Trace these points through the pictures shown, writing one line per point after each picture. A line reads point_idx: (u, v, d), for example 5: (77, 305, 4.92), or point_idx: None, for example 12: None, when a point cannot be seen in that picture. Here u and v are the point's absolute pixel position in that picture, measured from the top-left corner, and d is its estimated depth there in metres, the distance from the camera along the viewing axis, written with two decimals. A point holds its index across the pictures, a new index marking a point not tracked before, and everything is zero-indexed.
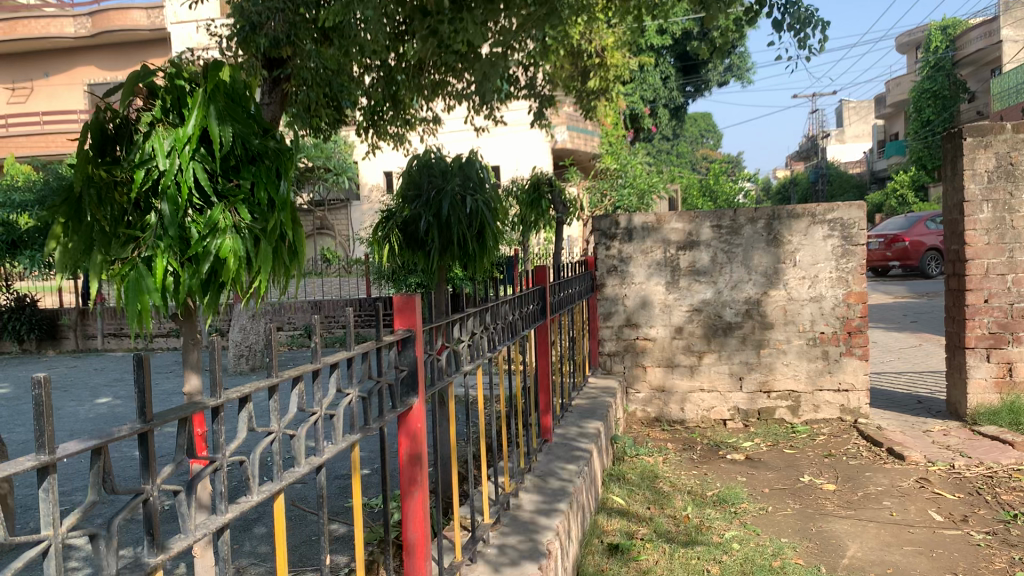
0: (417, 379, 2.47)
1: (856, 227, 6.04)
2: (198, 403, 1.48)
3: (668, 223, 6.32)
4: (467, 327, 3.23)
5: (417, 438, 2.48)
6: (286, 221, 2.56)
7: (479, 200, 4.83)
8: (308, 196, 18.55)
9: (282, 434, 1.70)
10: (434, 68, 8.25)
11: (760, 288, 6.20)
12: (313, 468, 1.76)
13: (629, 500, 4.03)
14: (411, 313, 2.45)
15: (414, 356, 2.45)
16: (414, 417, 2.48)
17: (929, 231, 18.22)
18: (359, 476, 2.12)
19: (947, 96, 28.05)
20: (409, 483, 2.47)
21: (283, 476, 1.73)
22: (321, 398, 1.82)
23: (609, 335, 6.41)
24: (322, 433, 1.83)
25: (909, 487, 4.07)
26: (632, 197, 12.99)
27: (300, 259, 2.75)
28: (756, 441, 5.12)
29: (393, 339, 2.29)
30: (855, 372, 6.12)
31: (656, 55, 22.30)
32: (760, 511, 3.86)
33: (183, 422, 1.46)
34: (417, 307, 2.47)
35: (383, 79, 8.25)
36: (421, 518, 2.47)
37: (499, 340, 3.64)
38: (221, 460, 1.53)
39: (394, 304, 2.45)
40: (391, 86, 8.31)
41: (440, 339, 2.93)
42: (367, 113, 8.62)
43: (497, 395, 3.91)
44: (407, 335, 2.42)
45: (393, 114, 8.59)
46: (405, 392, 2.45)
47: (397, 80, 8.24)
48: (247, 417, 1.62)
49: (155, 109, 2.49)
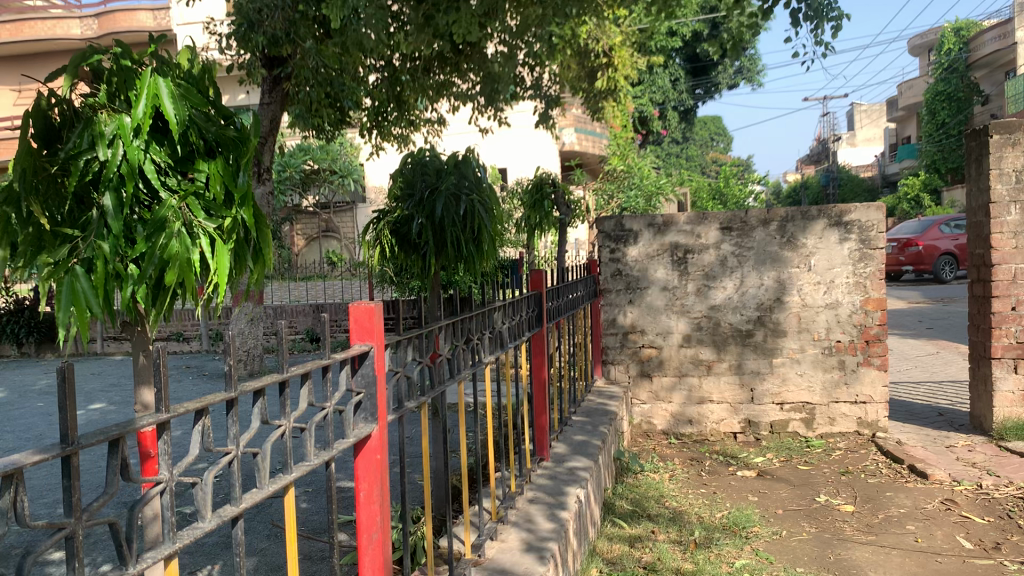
0: (378, 402, 1.90)
1: (875, 230, 5.75)
2: (34, 456, 1.14)
3: (676, 225, 6.03)
4: (448, 336, 2.76)
5: (380, 474, 1.91)
6: (247, 218, 2.28)
7: (474, 200, 4.56)
8: (313, 198, 18.35)
9: (176, 485, 1.33)
10: (440, 67, 7.95)
11: (772, 294, 5.91)
12: (223, 522, 1.42)
13: (632, 522, 3.74)
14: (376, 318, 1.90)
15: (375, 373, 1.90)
16: (372, 448, 1.90)
17: (943, 235, 17.88)
18: (293, 525, 1.77)
19: (961, 99, 27.64)
20: (367, 525, 1.86)
21: (180, 537, 1.37)
22: (237, 433, 1.43)
23: (614, 343, 6.12)
24: (238, 476, 1.43)
25: (934, 509, 3.78)
26: (639, 200, 12.72)
27: (265, 261, 2.51)
28: (769, 456, 4.83)
29: (343, 353, 1.73)
30: (874, 383, 5.81)
31: (666, 57, 22.07)
32: (774, 535, 3.57)
33: (8, 480, 1.12)
34: (378, 314, 1.90)
35: (388, 79, 8.03)
36: (381, 571, 1.88)
37: (490, 349, 3.25)
38: (73, 525, 1.16)
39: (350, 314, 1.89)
40: (395, 87, 8.10)
41: (412, 353, 2.41)
42: (371, 114, 8.36)
43: (487, 406, 3.58)
44: (366, 350, 1.87)
45: (397, 115, 8.35)
46: (361, 418, 1.88)
47: (402, 80, 7.99)
48: (121, 465, 1.27)
49: (99, 94, 2.24)
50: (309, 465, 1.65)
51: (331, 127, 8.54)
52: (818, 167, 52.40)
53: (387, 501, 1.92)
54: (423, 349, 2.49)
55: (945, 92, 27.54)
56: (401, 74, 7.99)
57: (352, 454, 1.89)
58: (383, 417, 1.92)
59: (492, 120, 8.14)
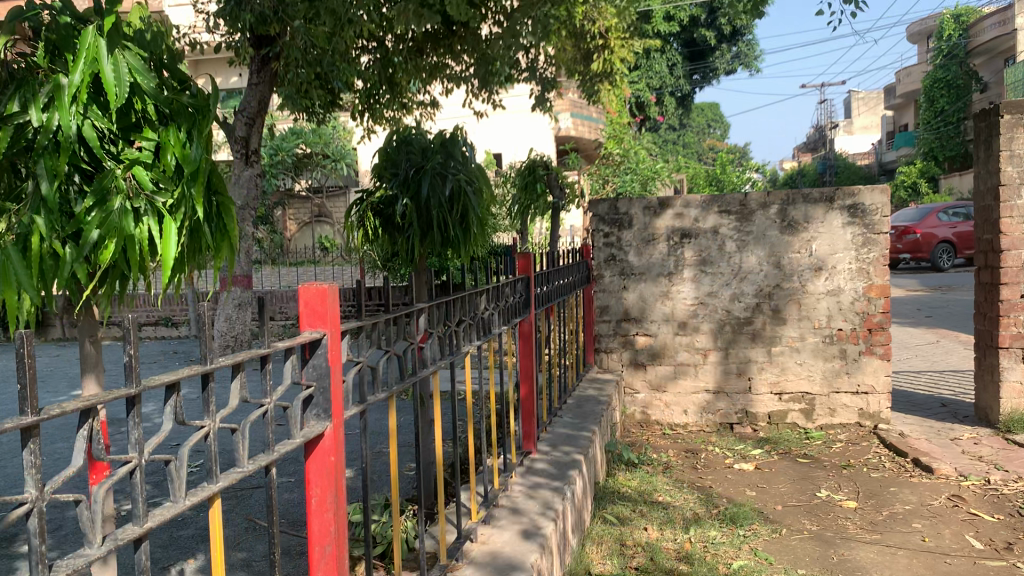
0: (334, 397, 1.68)
1: (878, 215, 5.55)
2: None
3: (673, 209, 5.82)
4: (424, 320, 2.50)
5: (333, 479, 1.69)
6: (203, 194, 2.06)
7: (462, 179, 4.34)
8: (306, 182, 18.08)
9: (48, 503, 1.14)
10: (433, 49, 7.70)
11: (771, 281, 5.72)
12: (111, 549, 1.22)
13: (624, 516, 3.54)
14: (334, 302, 1.69)
15: (329, 365, 1.67)
16: (327, 449, 1.68)
17: (941, 223, 17.72)
18: (220, 538, 1.53)
19: (960, 86, 27.39)
20: (319, 537, 1.66)
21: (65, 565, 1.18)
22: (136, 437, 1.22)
23: (607, 331, 5.93)
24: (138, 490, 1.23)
25: (940, 506, 3.60)
26: (635, 184, 12.56)
27: (230, 239, 2.30)
28: (767, 449, 4.65)
29: (287, 343, 1.51)
30: (876, 373, 5.64)
31: (664, 42, 21.78)
32: (773, 534, 3.39)
33: None
34: (333, 296, 1.68)
35: (380, 61, 7.68)
36: None
37: (475, 336, 3.01)
38: None
39: (301, 295, 1.66)
40: (387, 69, 7.75)
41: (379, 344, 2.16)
42: (362, 97, 8.13)
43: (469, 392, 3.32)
44: (318, 338, 1.65)
45: (390, 97, 8.10)
46: (314, 414, 1.66)
47: (394, 62, 7.64)
48: None
49: (38, 54, 2.02)
50: (242, 471, 1.44)
51: (322, 109, 8.31)
52: (815, 154, 52.17)
53: (344, 504, 1.70)
54: (391, 338, 2.23)
55: (944, 79, 27.33)
56: (393, 56, 7.62)
57: (302, 455, 1.67)
58: (339, 414, 1.70)
59: (486, 103, 7.90)
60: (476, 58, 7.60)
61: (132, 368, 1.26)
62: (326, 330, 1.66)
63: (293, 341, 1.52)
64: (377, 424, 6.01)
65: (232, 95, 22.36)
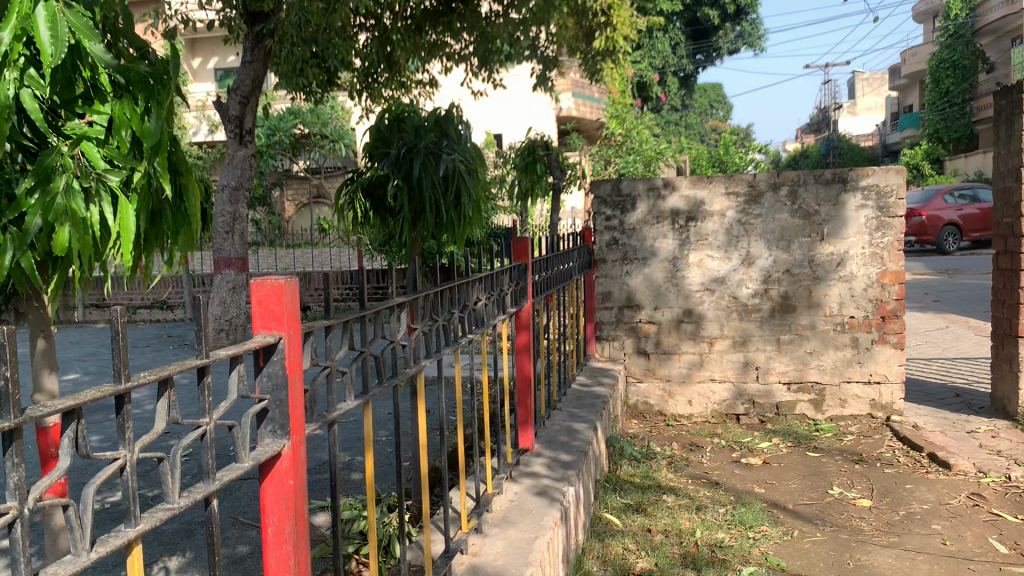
0: (292, 412, 1.47)
1: (893, 196, 5.34)
2: None
3: (678, 191, 5.60)
4: (406, 316, 2.22)
5: (294, 505, 1.48)
6: (161, 171, 1.85)
7: (456, 159, 4.11)
8: (305, 163, 17.83)
9: None
10: (431, 26, 7.42)
11: (780, 266, 5.52)
12: None
13: (628, 517, 3.35)
14: (294, 299, 1.47)
15: (286, 373, 1.46)
16: (283, 471, 1.47)
17: (947, 205, 17.47)
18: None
19: (965, 66, 26.97)
20: (277, 571, 1.47)
21: None
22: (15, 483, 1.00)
23: (609, 318, 5.72)
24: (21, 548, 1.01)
25: (960, 506, 3.41)
26: (637, 165, 12.25)
27: (190, 222, 2.11)
28: (775, 442, 4.46)
29: (236, 350, 1.28)
30: (889, 362, 5.44)
31: (666, 21, 21.44)
32: (785, 537, 3.20)
33: None
34: (292, 292, 1.45)
35: (378, 40, 7.48)
36: None
37: (467, 328, 2.74)
38: None
39: (253, 292, 1.45)
40: (386, 47, 7.51)
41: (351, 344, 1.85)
42: (360, 75, 7.87)
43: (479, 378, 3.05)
44: (273, 341, 1.44)
45: (388, 76, 7.86)
46: (270, 434, 1.45)
47: (393, 40, 7.37)
48: None
49: None
50: (172, 507, 1.22)
51: (319, 88, 8.05)
52: (818, 135, 51.71)
53: (304, 533, 1.49)
54: (365, 337, 1.93)
55: (950, 59, 26.74)
56: (392, 33, 7.37)
57: (257, 477, 1.47)
58: (299, 431, 1.50)
59: (486, 83, 7.65)
60: (476, 37, 7.35)
61: (9, 396, 1.00)
62: (283, 333, 1.45)
63: (243, 349, 1.30)
64: (371, 414, 5.83)
65: (229, 74, 22.05)
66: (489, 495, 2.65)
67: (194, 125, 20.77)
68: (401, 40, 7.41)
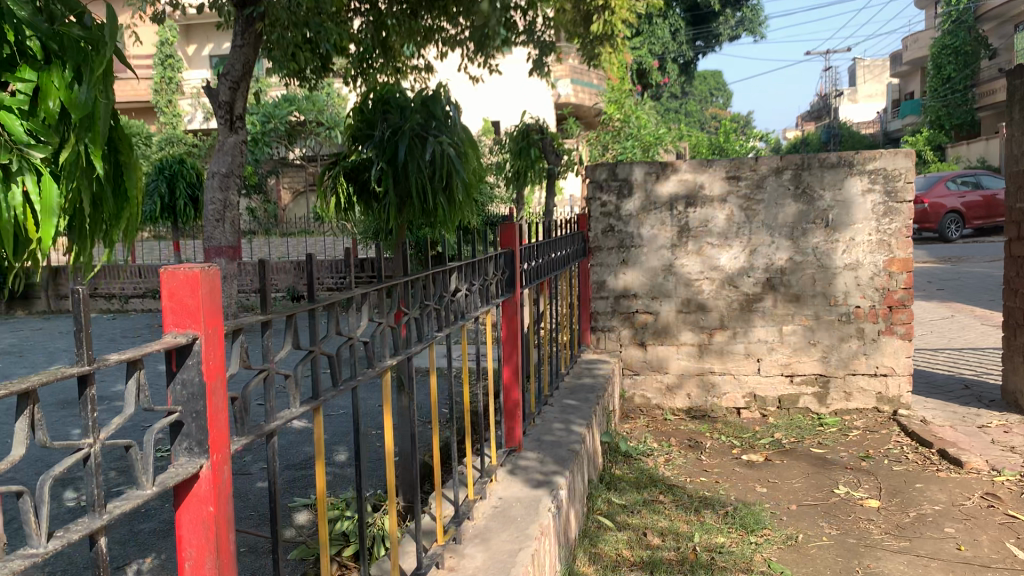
0: (210, 426, 1.28)
1: (902, 181, 5.13)
2: None
3: (676, 174, 5.39)
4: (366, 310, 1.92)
5: (215, 535, 1.29)
6: (92, 148, 1.63)
7: (444, 142, 3.90)
8: (300, 151, 17.58)
9: None
10: (427, 11, 7.22)
11: (784, 254, 5.32)
12: None
13: (623, 519, 3.16)
14: (214, 293, 1.29)
15: (203, 381, 1.27)
16: (202, 496, 1.28)
17: (949, 192, 17.26)
18: None
19: (968, 52, 26.55)
20: None
21: None
22: None
23: (605, 308, 5.52)
24: None
25: (974, 507, 3.22)
26: (636, 150, 12.01)
27: (131, 207, 1.92)
28: (778, 437, 4.27)
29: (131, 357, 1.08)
30: (896, 354, 5.25)
31: (665, 6, 21.14)
32: (789, 541, 3.01)
33: None
34: (208, 284, 1.26)
35: (373, 24, 7.21)
36: None
37: (446, 320, 2.48)
38: None
39: (164, 284, 1.26)
40: (382, 32, 7.23)
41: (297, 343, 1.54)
42: (355, 61, 7.45)
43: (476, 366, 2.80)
44: (188, 342, 1.25)
45: (383, 63, 7.44)
46: (184, 453, 1.26)
47: (388, 24, 7.13)
48: None
49: None
50: (40, 552, 1.03)
51: (313, 74, 7.75)
52: (818, 123, 51.40)
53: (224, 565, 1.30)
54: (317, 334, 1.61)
55: (951, 45, 26.36)
56: (387, 18, 7.12)
57: (171, 502, 1.28)
58: (221, 448, 1.31)
59: (482, 68, 7.42)
60: (472, 21, 7.09)
61: None
62: (199, 332, 1.26)
63: (147, 353, 1.11)
64: (359, 407, 5.65)
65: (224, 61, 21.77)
66: (474, 498, 2.47)
67: (188, 113, 20.53)
68: (395, 24, 7.16)
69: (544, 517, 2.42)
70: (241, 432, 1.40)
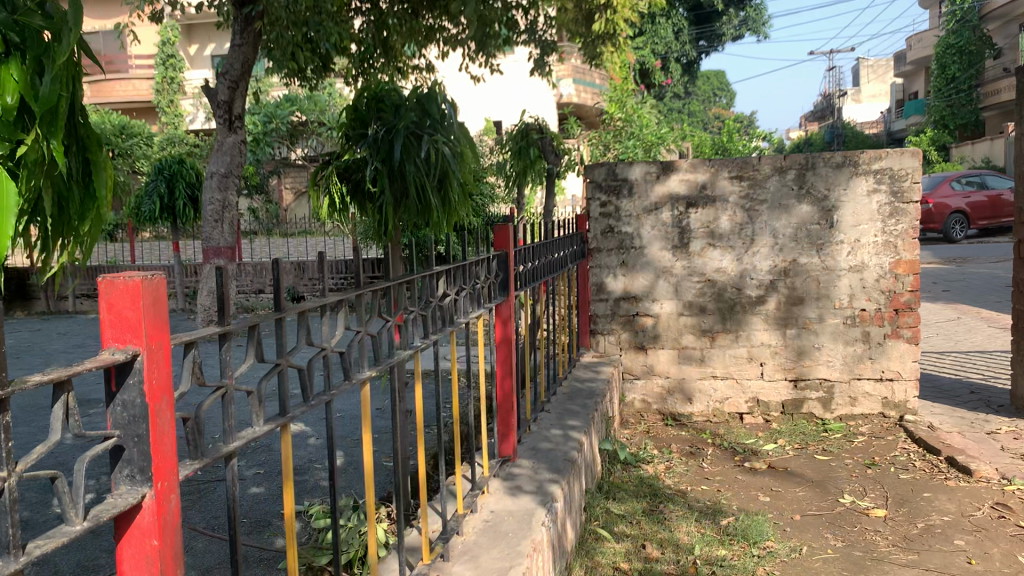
0: (151, 449, 1.18)
1: (908, 181, 5.03)
2: None
3: (677, 174, 5.29)
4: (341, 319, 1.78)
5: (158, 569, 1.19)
6: (53, 146, 1.56)
7: (439, 140, 3.80)
8: (301, 151, 17.50)
9: None
10: (428, 10, 7.07)
11: (787, 256, 5.22)
12: None
13: (621, 531, 3.06)
14: (160, 305, 1.20)
15: (146, 402, 1.18)
16: (145, 527, 1.19)
17: (954, 193, 17.14)
18: None
19: (972, 52, 26.38)
20: None
21: None
22: None
23: (604, 311, 5.42)
24: None
25: (985, 518, 3.12)
26: (637, 150, 11.94)
27: (99, 206, 1.87)
28: (781, 443, 4.17)
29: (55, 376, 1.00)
30: (902, 358, 5.15)
31: (669, 6, 21.06)
32: (793, 554, 2.91)
33: None
34: (150, 295, 1.17)
35: (373, 24, 7.07)
36: None
37: (433, 328, 2.35)
38: None
39: (104, 294, 1.16)
40: (382, 32, 7.09)
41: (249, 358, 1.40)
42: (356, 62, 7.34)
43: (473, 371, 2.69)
44: (129, 359, 1.16)
45: (383, 63, 7.31)
46: (123, 480, 1.17)
47: (388, 24, 6.98)
48: None
49: None
50: None
51: (314, 74, 7.61)
52: (822, 123, 51.27)
53: None
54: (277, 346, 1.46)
55: (956, 44, 26.20)
56: (388, 17, 6.97)
57: (110, 533, 1.19)
58: (167, 475, 1.22)
59: (483, 67, 7.30)
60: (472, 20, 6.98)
61: None
62: (141, 348, 1.16)
63: (74, 374, 1.03)
64: (355, 411, 5.56)
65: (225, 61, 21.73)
66: (464, 512, 2.37)
67: (190, 113, 20.50)
68: (396, 24, 6.99)
69: (537, 531, 2.32)
70: (196, 456, 1.31)
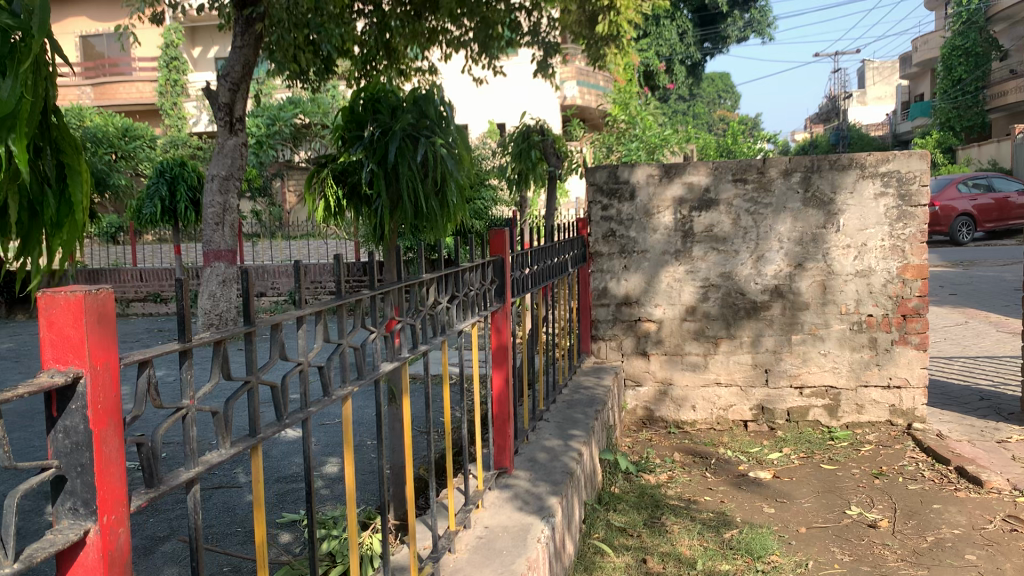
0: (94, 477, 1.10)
1: (916, 184, 4.95)
2: None
3: (680, 177, 5.21)
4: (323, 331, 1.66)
5: None
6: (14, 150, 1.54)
7: (436, 144, 3.72)
8: (303, 154, 17.46)
9: None
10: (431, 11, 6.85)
11: (793, 260, 5.13)
12: None
13: (622, 545, 2.97)
14: (109, 321, 1.14)
15: (90, 429, 1.10)
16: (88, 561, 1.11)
17: (960, 195, 17.01)
18: None
19: (980, 54, 26.02)
20: None
21: None
22: None
23: (606, 316, 5.34)
24: None
25: (996, 531, 3.03)
26: (641, 151, 11.94)
27: (76, 212, 1.85)
28: (786, 452, 4.08)
29: None
30: (910, 365, 5.06)
31: (673, 8, 20.98)
32: (799, 569, 2.82)
33: None
34: (93, 309, 1.09)
35: (376, 26, 6.95)
36: None
37: (424, 338, 2.24)
38: None
39: (45, 312, 1.09)
40: (385, 34, 6.99)
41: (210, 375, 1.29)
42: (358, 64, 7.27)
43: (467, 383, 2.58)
44: (71, 381, 1.08)
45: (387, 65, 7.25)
46: (64, 513, 1.09)
47: (391, 26, 6.85)
48: None
49: None
50: None
51: (316, 76, 7.51)
52: (828, 125, 51.13)
53: None
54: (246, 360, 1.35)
55: (961, 46, 26.09)
56: (390, 19, 6.84)
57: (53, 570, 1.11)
58: (115, 508, 1.14)
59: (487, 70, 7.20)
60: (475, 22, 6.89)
61: None
62: (85, 370, 1.09)
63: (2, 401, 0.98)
64: (353, 417, 5.48)
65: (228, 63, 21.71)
66: (456, 529, 2.29)
67: (193, 115, 20.49)
68: (399, 26, 6.86)
69: (533, 550, 2.23)
70: (152, 483, 1.21)
